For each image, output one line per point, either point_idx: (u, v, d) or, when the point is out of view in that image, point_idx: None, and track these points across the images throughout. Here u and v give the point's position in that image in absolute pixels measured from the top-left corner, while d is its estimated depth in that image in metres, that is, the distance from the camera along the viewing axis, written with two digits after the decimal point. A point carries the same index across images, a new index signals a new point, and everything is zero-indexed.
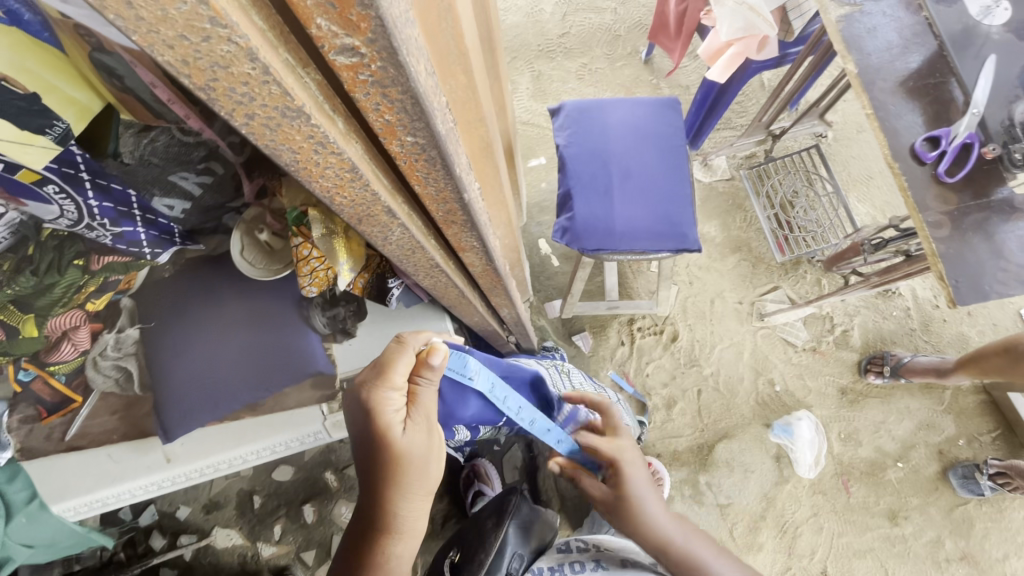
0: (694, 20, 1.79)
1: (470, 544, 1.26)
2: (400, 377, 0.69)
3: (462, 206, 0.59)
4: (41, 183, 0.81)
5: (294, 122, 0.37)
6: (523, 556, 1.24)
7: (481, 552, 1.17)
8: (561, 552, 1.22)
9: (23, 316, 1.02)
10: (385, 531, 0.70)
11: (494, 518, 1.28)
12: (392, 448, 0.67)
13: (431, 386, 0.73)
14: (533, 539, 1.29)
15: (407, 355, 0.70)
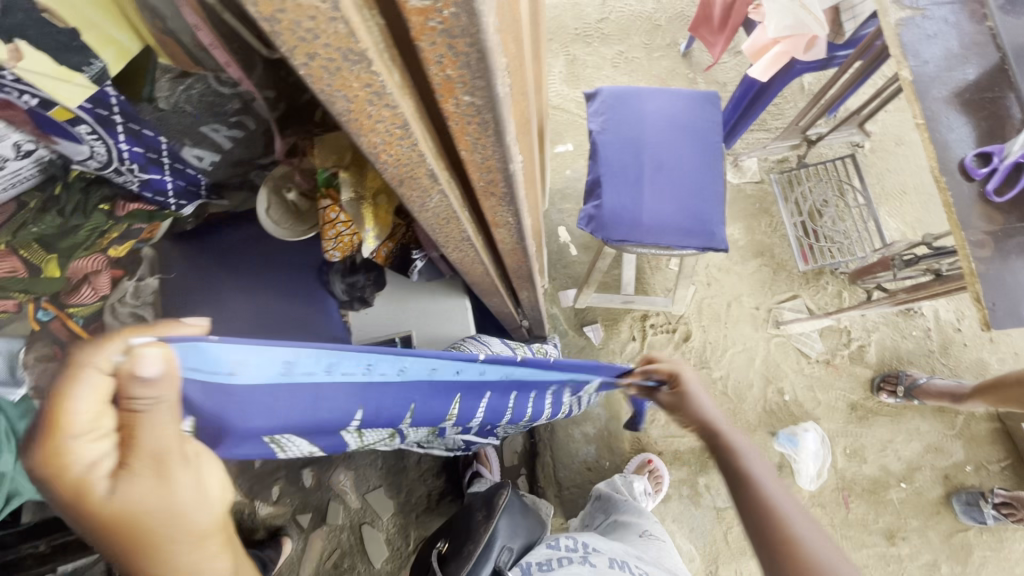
0: (742, 14, 1.72)
1: (459, 533, 1.24)
2: (80, 425, 0.49)
3: (506, 177, 0.57)
4: (73, 122, 0.83)
5: (355, 67, 0.36)
6: (512, 548, 1.21)
7: (470, 543, 1.15)
8: (550, 547, 1.22)
9: (47, 257, 1.04)
10: None
11: (483, 509, 1.23)
12: (97, 511, 0.50)
13: (161, 412, 0.52)
14: (520, 536, 1.24)
15: (81, 388, 0.48)
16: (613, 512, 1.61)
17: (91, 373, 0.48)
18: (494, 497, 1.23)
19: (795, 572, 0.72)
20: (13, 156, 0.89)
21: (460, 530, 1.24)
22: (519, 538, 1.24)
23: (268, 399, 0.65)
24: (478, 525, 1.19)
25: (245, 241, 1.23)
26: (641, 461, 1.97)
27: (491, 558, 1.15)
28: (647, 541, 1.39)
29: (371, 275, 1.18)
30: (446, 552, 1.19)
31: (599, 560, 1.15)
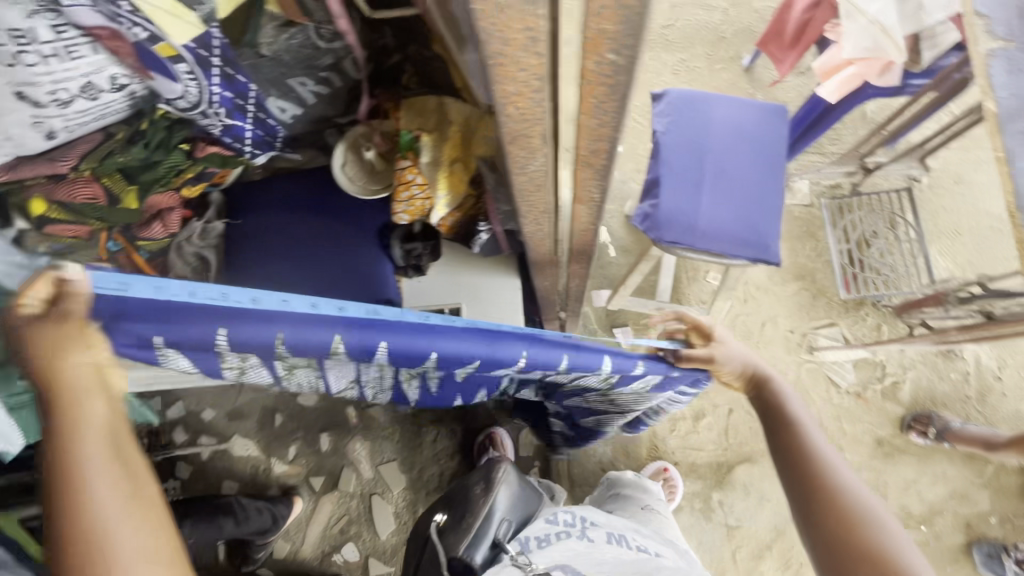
0: (817, 31, 1.68)
1: (456, 505, 1.14)
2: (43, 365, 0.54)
3: (613, 145, 0.57)
4: (175, 60, 0.86)
5: (527, 8, 0.37)
6: (511, 522, 1.11)
7: (469, 515, 1.07)
8: (547, 521, 1.04)
9: (126, 187, 1.09)
10: None
11: (482, 483, 1.16)
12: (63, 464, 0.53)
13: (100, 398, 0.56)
14: (519, 511, 1.15)
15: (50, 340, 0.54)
16: (616, 487, 1.60)
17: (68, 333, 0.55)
18: (493, 471, 1.18)
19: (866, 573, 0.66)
20: (107, 88, 0.92)
21: (457, 501, 1.16)
22: (519, 512, 1.14)
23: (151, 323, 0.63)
24: (476, 499, 1.11)
25: (325, 205, 1.24)
26: (657, 468, 1.96)
27: (491, 532, 1.05)
28: (650, 513, 1.38)
29: (427, 243, 1.19)
30: (443, 525, 1.09)
31: (598, 534, 1.01)
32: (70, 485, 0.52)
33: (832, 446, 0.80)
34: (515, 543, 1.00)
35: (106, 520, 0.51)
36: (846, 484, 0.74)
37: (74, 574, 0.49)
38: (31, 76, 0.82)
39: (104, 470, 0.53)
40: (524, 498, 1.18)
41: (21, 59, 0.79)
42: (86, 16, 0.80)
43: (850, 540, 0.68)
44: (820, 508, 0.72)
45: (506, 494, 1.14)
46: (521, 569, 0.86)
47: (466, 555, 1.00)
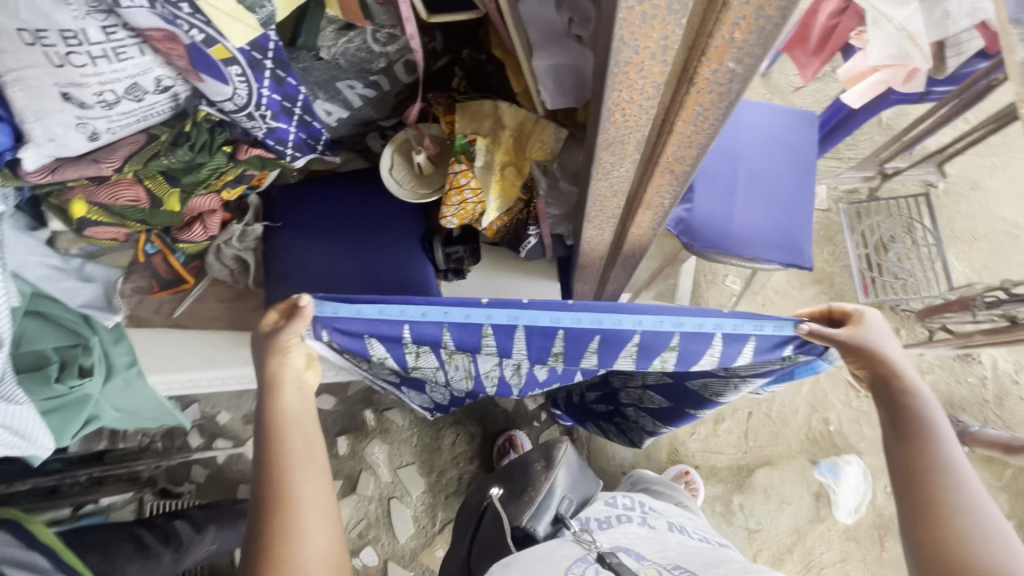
0: (842, 38, 1.70)
1: (515, 480, 1.15)
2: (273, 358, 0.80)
3: (702, 152, 0.57)
4: (228, 63, 0.87)
5: (671, 16, 0.37)
6: (571, 499, 1.10)
7: (531, 489, 1.08)
8: (607, 504, 1.08)
9: (168, 190, 1.10)
10: (280, 507, 0.72)
11: (542, 459, 1.15)
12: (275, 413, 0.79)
13: (292, 380, 0.81)
14: (578, 490, 1.14)
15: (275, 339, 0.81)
16: (642, 484, 1.59)
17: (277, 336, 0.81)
18: (552, 448, 1.16)
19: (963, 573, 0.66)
20: (151, 89, 0.93)
21: (515, 478, 1.16)
22: (578, 491, 1.13)
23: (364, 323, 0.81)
24: (537, 475, 1.11)
25: (368, 209, 1.23)
26: (678, 472, 1.95)
27: (552, 506, 1.06)
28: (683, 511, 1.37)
29: (469, 247, 1.20)
30: (504, 497, 1.11)
31: (658, 522, 1.02)
32: (274, 426, 0.78)
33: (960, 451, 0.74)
34: (576, 521, 1.03)
35: (291, 448, 0.77)
36: (959, 490, 0.70)
37: (269, 471, 0.75)
38: (79, 76, 0.85)
39: (297, 421, 0.79)
40: (584, 477, 1.17)
41: (71, 60, 0.83)
42: (141, 16, 0.81)
43: (946, 544, 0.68)
44: (921, 506, 0.71)
45: (566, 471, 1.13)
46: (583, 546, 0.89)
47: (529, 526, 1.01)
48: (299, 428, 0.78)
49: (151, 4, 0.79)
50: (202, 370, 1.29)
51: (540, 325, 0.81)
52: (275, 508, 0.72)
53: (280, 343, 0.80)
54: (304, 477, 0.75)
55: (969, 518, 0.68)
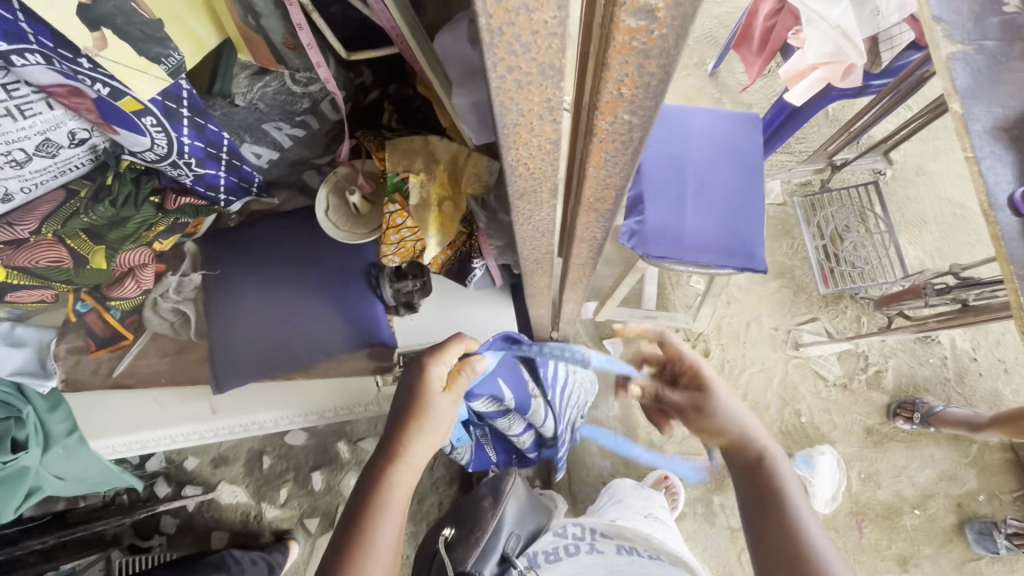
0: (780, 38, 1.71)
1: (466, 519, 1.09)
2: (437, 383, 0.82)
3: (620, 193, 0.56)
4: (141, 114, 0.82)
5: (546, 82, 0.35)
6: (520, 535, 1.08)
7: (477, 529, 1.03)
8: (555, 535, 1.09)
9: (93, 248, 1.03)
10: (360, 548, 0.70)
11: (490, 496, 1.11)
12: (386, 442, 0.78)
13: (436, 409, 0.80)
14: (530, 520, 1.12)
15: (437, 367, 0.83)
16: (617, 494, 1.57)
17: (436, 362, 0.83)
18: (500, 482, 1.13)
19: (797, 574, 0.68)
20: (66, 143, 0.88)
21: (466, 515, 1.10)
22: (529, 523, 1.12)
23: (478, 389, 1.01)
24: (484, 514, 1.06)
25: (310, 247, 1.18)
26: (658, 477, 1.94)
27: (500, 545, 1.02)
28: (653, 522, 1.35)
29: (418, 280, 1.16)
30: (451, 539, 1.04)
31: (606, 548, 1.00)
32: (386, 457, 0.77)
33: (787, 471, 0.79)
34: (524, 558, 1.05)
35: (397, 483, 0.75)
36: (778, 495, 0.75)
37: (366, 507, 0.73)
38: None
39: (412, 452, 0.78)
40: (535, 506, 1.15)
41: None
42: (40, 74, 0.75)
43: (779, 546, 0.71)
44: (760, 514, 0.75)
45: (515, 505, 1.10)
46: None
47: (475, 571, 0.95)
48: (406, 465, 0.77)
49: (48, 61, 0.74)
50: (149, 432, 1.26)
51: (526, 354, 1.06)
52: (356, 547, 0.70)
53: (438, 359, 0.83)
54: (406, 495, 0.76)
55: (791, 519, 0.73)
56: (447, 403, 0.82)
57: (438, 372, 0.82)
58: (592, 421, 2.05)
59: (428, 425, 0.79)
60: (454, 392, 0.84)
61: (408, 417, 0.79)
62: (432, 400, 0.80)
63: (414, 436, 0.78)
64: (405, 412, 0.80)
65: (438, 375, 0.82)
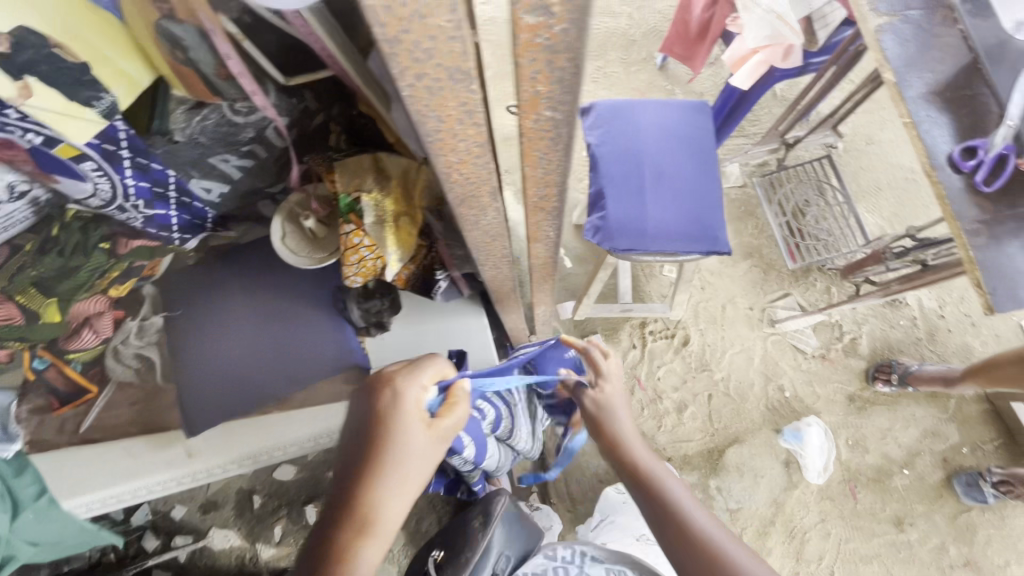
0: (720, 27, 1.75)
1: (456, 537, 1.05)
2: (412, 411, 0.71)
3: (562, 190, 0.56)
4: (79, 159, 0.82)
5: (457, 86, 0.35)
6: (511, 556, 1.04)
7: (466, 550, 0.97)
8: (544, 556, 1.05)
9: (45, 301, 0.99)
10: None
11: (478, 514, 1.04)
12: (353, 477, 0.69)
13: (409, 440, 0.70)
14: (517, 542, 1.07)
15: (408, 393, 0.72)
16: (609, 511, 1.57)
17: (407, 389, 0.72)
18: (490, 502, 1.04)
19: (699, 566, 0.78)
20: (5, 198, 0.84)
21: (455, 535, 1.06)
22: (516, 546, 1.06)
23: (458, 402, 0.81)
24: (473, 534, 0.99)
25: (269, 278, 1.16)
26: None
27: (489, 566, 0.97)
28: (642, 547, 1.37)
29: (386, 299, 1.17)
30: (441, 560, 1.00)
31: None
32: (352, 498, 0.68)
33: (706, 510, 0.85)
34: None
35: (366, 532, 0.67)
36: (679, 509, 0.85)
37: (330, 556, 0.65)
38: None
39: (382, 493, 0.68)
40: (525, 525, 1.11)
41: None
42: None
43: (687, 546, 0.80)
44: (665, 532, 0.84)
45: (504, 524, 1.03)
46: None
47: None
48: (376, 509, 0.68)
49: None
50: (125, 484, 1.21)
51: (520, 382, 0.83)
52: None
53: (410, 379, 0.73)
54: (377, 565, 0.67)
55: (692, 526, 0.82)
56: (428, 440, 0.71)
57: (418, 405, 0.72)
58: None
59: (401, 469, 0.69)
60: (440, 423, 0.73)
61: (372, 456, 0.69)
62: (406, 439, 0.70)
63: (383, 478, 0.68)
64: (371, 454, 0.69)
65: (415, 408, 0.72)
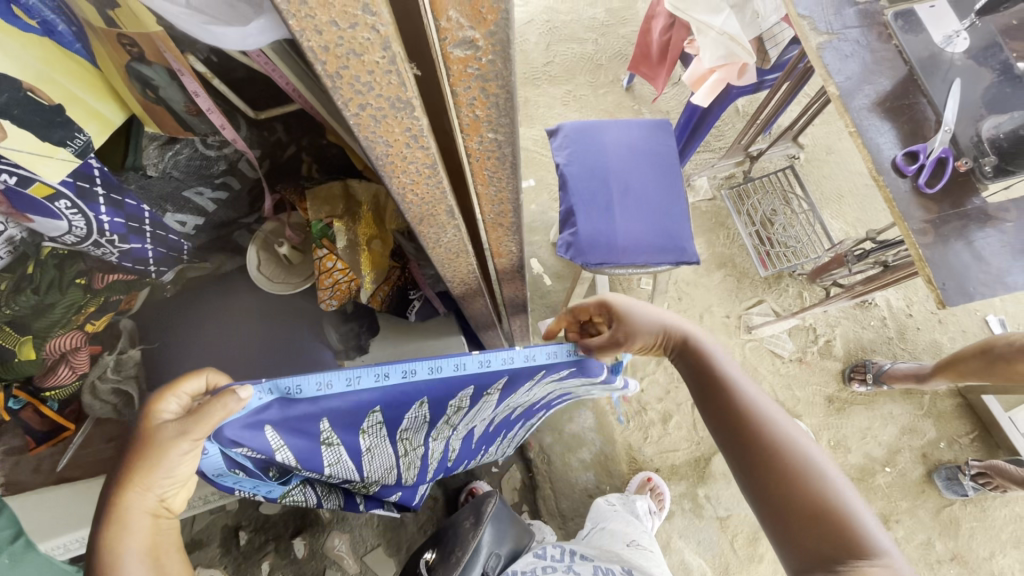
0: (677, 48, 1.83)
1: (448, 538, 1.05)
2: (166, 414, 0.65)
3: (516, 207, 0.60)
4: (54, 198, 0.83)
5: (399, 114, 0.39)
6: (501, 554, 1.04)
7: (458, 551, 0.98)
8: (535, 556, 1.03)
9: (20, 338, 1.00)
10: None
11: (470, 514, 1.05)
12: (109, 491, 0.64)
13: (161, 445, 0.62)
14: (508, 542, 1.07)
15: (168, 398, 0.65)
16: (601, 521, 1.56)
17: (162, 396, 0.65)
18: (481, 502, 1.05)
19: (780, 480, 0.69)
20: None
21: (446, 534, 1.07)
22: (507, 544, 1.06)
23: (292, 408, 0.71)
24: (464, 534, 1.01)
25: (241, 304, 1.17)
26: (642, 480, 1.95)
27: (478, 564, 0.98)
28: (636, 551, 1.30)
29: (364, 322, 1.25)
30: (432, 561, 1.01)
31: (583, 568, 0.97)
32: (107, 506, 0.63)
33: (795, 424, 0.74)
34: None
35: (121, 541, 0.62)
36: (755, 409, 0.76)
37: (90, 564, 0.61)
38: None
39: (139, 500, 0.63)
40: (516, 526, 1.10)
41: None
42: None
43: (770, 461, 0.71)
44: (740, 446, 0.74)
45: (494, 524, 1.04)
46: None
47: None
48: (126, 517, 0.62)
49: None
50: None
51: (371, 377, 0.71)
52: None
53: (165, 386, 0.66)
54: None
55: (780, 434, 0.73)
56: (178, 444, 0.63)
57: (164, 411, 0.65)
58: (569, 436, 2.06)
59: (158, 477, 0.63)
60: (186, 423, 0.63)
61: (124, 461, 0.63)
62: (154, 437, 0.63)
63: (133, 485, 0.63)
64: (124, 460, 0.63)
65: (165, 415, 0.65)
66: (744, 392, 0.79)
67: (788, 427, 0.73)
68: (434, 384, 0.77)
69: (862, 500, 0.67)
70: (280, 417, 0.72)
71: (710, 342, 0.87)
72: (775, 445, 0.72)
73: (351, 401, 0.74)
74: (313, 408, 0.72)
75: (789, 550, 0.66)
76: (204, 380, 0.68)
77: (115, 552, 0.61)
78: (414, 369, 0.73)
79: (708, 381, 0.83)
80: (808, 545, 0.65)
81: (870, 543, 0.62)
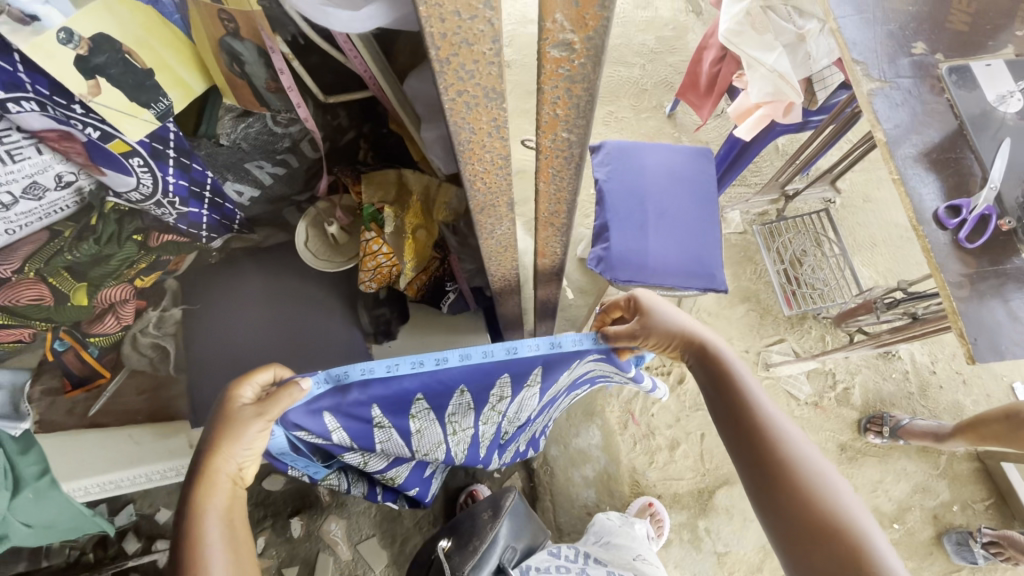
0: (725, 81, 1.86)
1: (464, 528, 1.06)
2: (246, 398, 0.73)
3: (572, 207, 0.63)
4: (129, 155, 0.88)
5: (490, 100, 0.44)
6: (517, 547, 1.05)
7: (475, 539, 1.00)
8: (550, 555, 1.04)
9: (76, 285, 1.05)
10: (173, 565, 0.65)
11: (488, 507, 1.06)
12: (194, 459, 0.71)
13: (242, 424, 0.71)
14: (524, 536, 1.07)
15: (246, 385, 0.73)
16: (606, 535, 1.57)
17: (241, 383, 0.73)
18: (500, 497, 1.06)
19: (792, 494, 0.70)
20: (53, 186, 0.91)
21: (461, 524, 1.08)
22: (523, 539, 1.07)
23: (344, 391, 0.78)
24: (481, 525, 1.02)
25: (282, 279, 1.22)
26: (643, 504, 1.94)
27: (495, 555, 1.00)
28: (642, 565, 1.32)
29: (395, 308, 1.30)
30: (449, 548, 1.01)
31: None
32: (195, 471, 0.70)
33: (811, 441, 0.75)
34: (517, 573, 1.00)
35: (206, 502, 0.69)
36: (772, 423, 0.77)
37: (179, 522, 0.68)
38: None
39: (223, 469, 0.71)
40: (532, 523, 1.11)
41: None
42: (34, 119, 0.79)
43: (783, 475, 0.72)
44: (754, 458, 0.76)
45: (512, 518, 1.05)
46: None
47: None
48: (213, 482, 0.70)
49: (43, 107, 0.78)
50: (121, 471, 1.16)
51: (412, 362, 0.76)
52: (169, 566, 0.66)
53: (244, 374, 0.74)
54: (223, 540, 0.67)
55: (794, 450, 0.74)
56: (253, 423, 0.71)
57: (242, 396, 0.72)
58: (574, 450, 2.06)
59: (238, 447, 0.71)
60: (264, 404, 0.71)
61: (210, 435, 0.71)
62: (235, 416, 0.71)
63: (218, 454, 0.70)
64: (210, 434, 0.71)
65: (243, 400, 0.73)
66: (761, 404, 0.79)
67: (805, 445, 0.74)
68: (472, 373, 0.81)
69: (875, 521, 0.68)
70: (332, 402, 0.79)
71: (730, 349, 0.86)
72: (789, 460, 0.73)
73: (392, 385, 0.79)
74: (363, 392, 0.79)
75: (800, 564, 0.68)
76: (272, 371, 0.75)
77: (201, 510, 0.68)
78: (447, 357, 0.77)
79: (725, 388, 0.83)
80: (820, 563, 0.66)
81: (883, 564, 0.63)
